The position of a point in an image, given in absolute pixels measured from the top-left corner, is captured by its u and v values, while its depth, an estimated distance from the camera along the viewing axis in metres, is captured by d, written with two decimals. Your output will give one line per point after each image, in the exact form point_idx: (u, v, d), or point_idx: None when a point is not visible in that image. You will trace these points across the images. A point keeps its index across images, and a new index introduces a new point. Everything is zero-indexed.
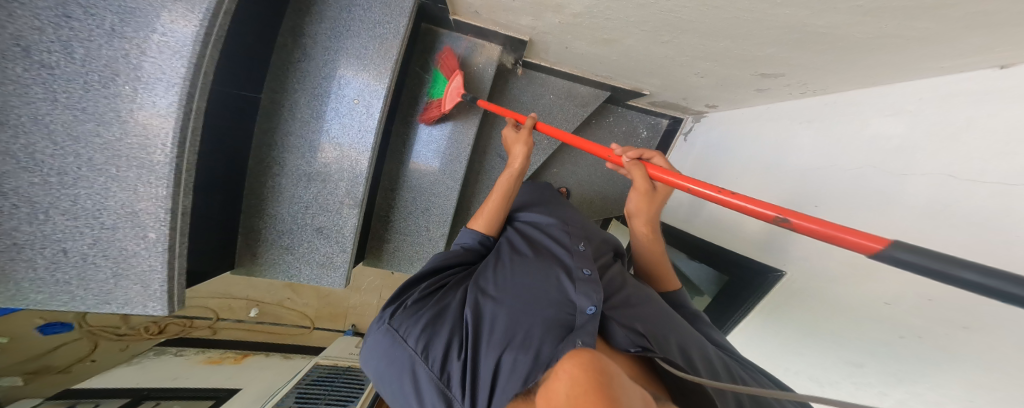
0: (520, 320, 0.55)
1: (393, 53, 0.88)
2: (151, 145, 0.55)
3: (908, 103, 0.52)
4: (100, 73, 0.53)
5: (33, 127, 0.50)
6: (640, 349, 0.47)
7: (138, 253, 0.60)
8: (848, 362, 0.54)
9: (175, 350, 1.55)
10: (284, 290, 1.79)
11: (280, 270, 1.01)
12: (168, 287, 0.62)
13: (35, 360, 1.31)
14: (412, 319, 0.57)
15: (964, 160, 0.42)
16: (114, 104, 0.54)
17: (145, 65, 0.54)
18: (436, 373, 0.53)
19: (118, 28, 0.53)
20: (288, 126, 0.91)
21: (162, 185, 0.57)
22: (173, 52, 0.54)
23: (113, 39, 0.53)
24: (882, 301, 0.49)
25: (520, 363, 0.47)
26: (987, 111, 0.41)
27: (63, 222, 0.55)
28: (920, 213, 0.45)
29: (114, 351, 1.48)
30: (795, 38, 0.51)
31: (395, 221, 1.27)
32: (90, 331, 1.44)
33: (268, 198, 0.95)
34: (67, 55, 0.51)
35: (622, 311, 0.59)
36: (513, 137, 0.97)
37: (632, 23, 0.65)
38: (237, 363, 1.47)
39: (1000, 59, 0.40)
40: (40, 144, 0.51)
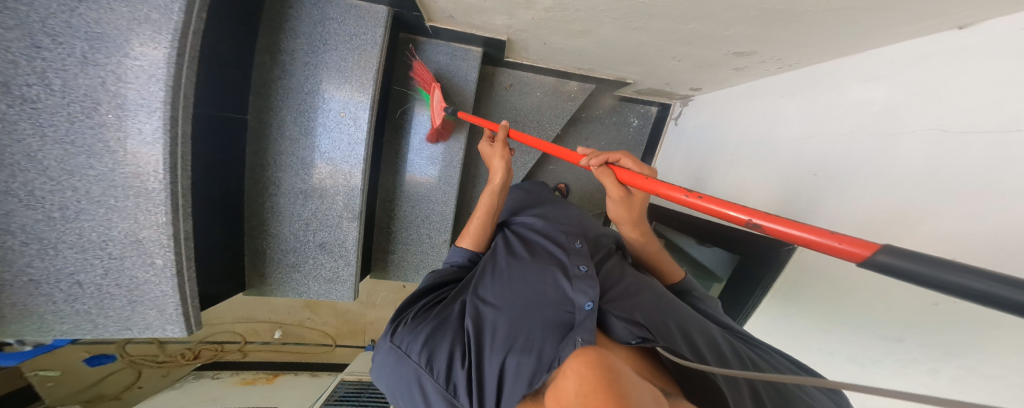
0: (520, 325, 0.56)
1: (373, 64, 0.90)
2: (144, 173, 0.58)
3: (881, 68, 0.52)
4: (81, 103, 0.54)
5: (26, 164, 0.52)
6: (640, 341, 0.47)
7: (149, 280, 0.63)
8: (885, 337, 0.49)
9: (213, 372, 1.54)
10: (303, 311, 1.83)
11: (290, 289, 1.04)
12: (183, 310, 0.67)
13: (88, 390, 1.42)
14: (413, 334, 0.59)
15: (954, 111, 0.40)
16: (100, 134, 0.56)
17: (127, 94, 0.55)
18: (441, 384, 0.53)
19: (90, 55, 0.53)
20: (278, 145, 0.93)
21: (161, 212, 0.60)
22: (149, 76, 0.55)
23: (87, 67, 0.53)
24: None
25: (523, 366, 0.48)
26: (980, 60, 0.39)
27: (71, 255, 0.59)
28: (921, 172, 0.43)
29: (157, 377, 1.54)
30: (755, 16, 0.51)
31: (396, 231, 1.29)
32: (131, 360, 1.52)
33: (269, 219, 0.97)
34: (46, 87, 0.52)
35: (621, 302, 0.58)
36: (489, 151, 0.88)
37: (602, 12, 0.64)
38: (270, 383, 1.48)
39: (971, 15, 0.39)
40: (37, 180, 0.54)
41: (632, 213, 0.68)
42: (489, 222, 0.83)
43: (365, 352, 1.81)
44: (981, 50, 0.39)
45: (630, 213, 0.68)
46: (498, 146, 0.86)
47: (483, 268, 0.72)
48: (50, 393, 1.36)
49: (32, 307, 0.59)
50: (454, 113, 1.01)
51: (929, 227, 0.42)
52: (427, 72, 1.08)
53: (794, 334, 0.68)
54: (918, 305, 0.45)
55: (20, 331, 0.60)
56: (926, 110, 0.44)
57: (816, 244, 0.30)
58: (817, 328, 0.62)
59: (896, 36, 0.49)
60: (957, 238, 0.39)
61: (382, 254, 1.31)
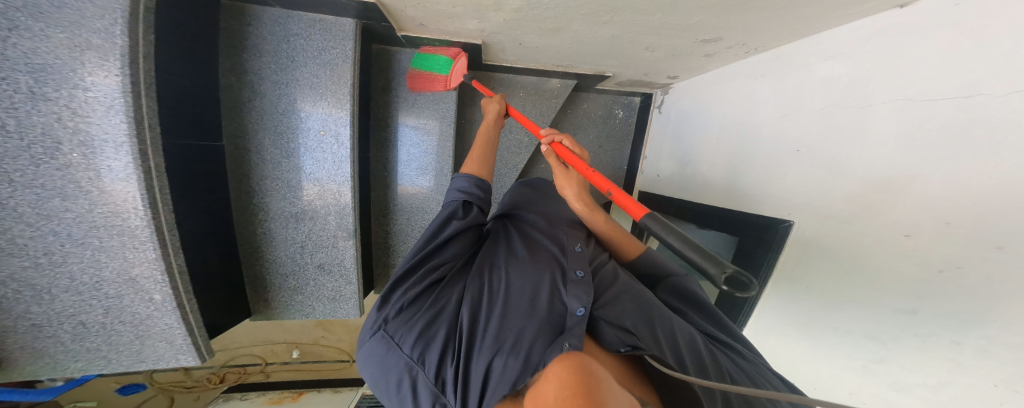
0: (512, 324, 0.56)
1: (348, 77, 0.89)
2: (123, 210, 0.57)
3: (840, 47, 0.54)
4: (41, 144, 0.51)
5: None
6: (630, 349, 0.49)
7: (151, 314, 0.65)
8: (896, 311, 0.47)
9: (240, 394, 1.54)
10: (316, 330, 1.83)
11: (294, 311, 1.05)
12: (191, 341, 0.69)
13: None
14: (406, 325, 0.59)
15: (927, 79, 0.41)
16: (70, 175, 0.54)
17: (88, 129, 0.52)
18: (430, 378, 0.55)
19: (37, 90, 0.49)
20: (260, 170, 0.93)
21: (149, 248, 0.60)
22: (106, 107, 0.52)
23: (37, 103, 0.50)
24: (903, 234, 0.44)
25: (509, 368, 0.49)
26: (947, 27, 0.40)
27: (68, 298, 0.59)
28: (900, 133, 0.44)
29: (188, 401, 1.55)
30: (713, 5, 0.51)
31: (394, 244, 1.29)
32: (161, 387, 1.55)
33: (263, 245, 0.98)
34: (1, 130, 0.48)
35: (614, 307, 0.59)
36: (489, 100, 1.01)
37: (570, 9, 0.64)
38: (296, 401, 1.48)
39: None
40: (16, 228, 0.52)
41: (572, 182, 0.83)
42: (488, 153, 0.90)
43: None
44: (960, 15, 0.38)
45: (570, 182, 0.83)
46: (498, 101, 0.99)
47: (482, 262, 0.71)
48: None
49: (39, 348, 0.60)
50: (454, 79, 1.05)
51: (915, 189, 0.42)
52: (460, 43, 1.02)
53: (797, 310, 0.68)
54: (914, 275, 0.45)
55: (35, 372, 0.62)
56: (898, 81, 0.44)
57: (628, 208, 0.56)
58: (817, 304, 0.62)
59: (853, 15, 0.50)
60: (952, 201, 0.38)
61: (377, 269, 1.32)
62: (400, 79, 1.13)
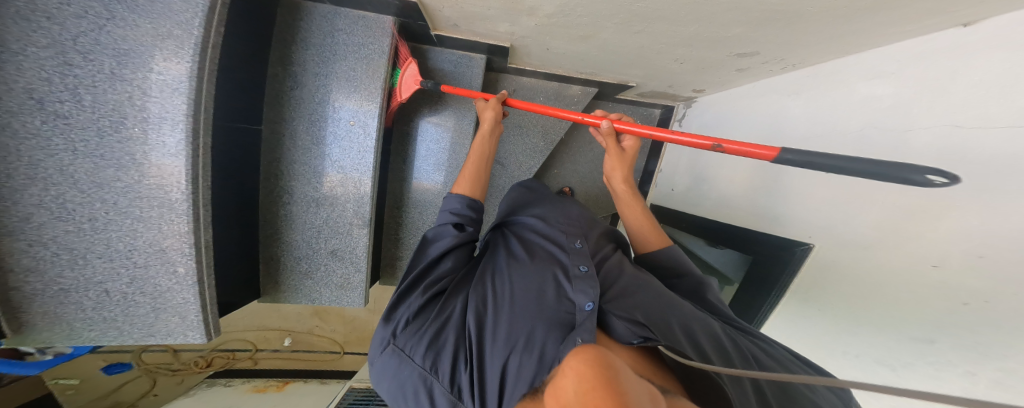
0: (521, 324, 0.56)
1: (381, 73, 0.93)
2: (167, 183, 0.61)
3: (888, 65, 0.52)
4: (109, 117, 0.57)
5: (59, 177, 0.56)
6: (642, 340, 0.49)
7: (171, 287, 0.66)
8: (915, 340, 0.47)
9: (225, 380, 1.58)
10: (312, 318, 1.87)
11: (302, 295, 1.06)
12: (202, 317, 0.69)
13: (108, 397, 1.45)
14: (414, 338, 0.58)
15: (977, 104, 0.38)
16: (127, 148, 0.59)
17: (151, 108, 0.58)
18: (446, 387, 0.55)
19: (118, 71, 0.57)
20: (291, 155, 0.96)
21: (183, 221, 0.62)
22: (172, 90, 0.58)
23: (114, 82, 0.57)
24: (928, 264, 0.45)
25: (525, 367, 0.50)
26: (977, 57, 0.40)
27: (100, 265, 0.62)
28: (941, 163, 0.41)
29: (172, 384, 1.55)
30: (756, 17, 0.51)
31: (404, 238, 1.31)
32: (147, 368, 1.54)
33: (282, 226, 1.00)
34: (77, 103, 0.55)
35: (620, 302, 0.60)
36: (484, 104, 0.94)
37: (603, 17, 0.66)
38: (281, 390, 1.50)
39: (964, 15, 0.40)
40: (68, 193, 0.57)
41: (624, 165, 0.83)
42: (482, 164, 0.87)
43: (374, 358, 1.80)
44: (996, 44, 0.38)
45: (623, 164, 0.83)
46: (495, 102, 0.92)
47: (481, 269, 0.72)
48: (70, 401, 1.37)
49: (60, 315, 0.62)
50: (435, 84, 0.99)
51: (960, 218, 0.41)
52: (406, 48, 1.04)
53: (814, 334, 0.67)
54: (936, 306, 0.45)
55: (48, 339, 0.63)
56: (947, 106, 0.42)
57: (749, 153, 0.54)
58: (837, 326, 0.61)
59: (894, 39, 0.50)
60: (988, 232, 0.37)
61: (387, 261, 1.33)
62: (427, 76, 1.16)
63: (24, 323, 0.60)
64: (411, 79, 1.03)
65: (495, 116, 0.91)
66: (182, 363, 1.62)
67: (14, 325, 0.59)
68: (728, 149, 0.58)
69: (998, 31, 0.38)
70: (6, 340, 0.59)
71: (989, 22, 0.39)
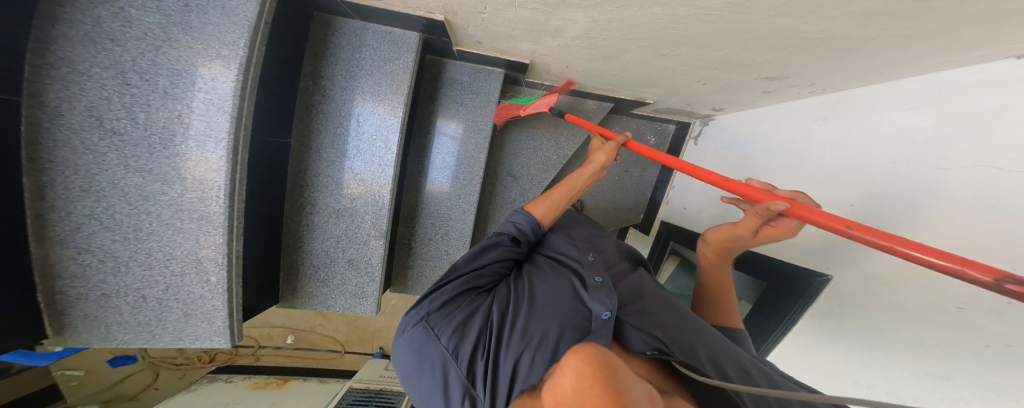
0: (540, 325, 0.57)
1: (405, 88, 0.95)
2: (207, 197, 0.65)
3: (927, 96, 0.50)
4: (158, 135, 0.63)
5: (110, 190, 0.62)
6: (655, 352, 0.49)
7: (203, 295, 0.70)
8: (929, 375, 0.47)
9: (226, 376, 1.57)
10: (315, 317, 1.87)
11: (318, 302, 1.07)
12: (229, 323, 0.72)
13: (109, 390, 1.49)
14: (445, 318, 0.59)
15: (1003, 148, 0.39)
16: (173, 163, 0.64)
17: (196, 125, 0.63)
18: (463, 371, 0.55)
19: (169, 90, 0.63)
20: (316, 167, 0.98)
21: (219, 233, 0.66)
22: (217, 108, 0.63)
23: (166, 102, 0.63)
24: (954, 306, 0.44)
25: (537, 363, 0.51)
26: (1018, 97, 0.39)
27: (141, 272, 0.67)
28: (973, 205, 0.41)
29: (172, 379, 1.59)
30: (791, 44, 0.51)
31: (417, 247, 1.32)
32: (151, 362, 1.59)
33: (304, 235, 1.02)
34: (132, 120, 0.61)
35: (637, 315, 0.60)
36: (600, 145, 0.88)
37: (630, 40, 0.67)
38: (281, 388, 1.49)
39: (1014, 51, 0.39)
40: (118, 205, 0.63)
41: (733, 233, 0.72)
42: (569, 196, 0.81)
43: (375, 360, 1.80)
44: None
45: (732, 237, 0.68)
46: (612, 145, 0.84)
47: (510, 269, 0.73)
48: (75, 392, 1.43)
49: (99, 318, 0.67)
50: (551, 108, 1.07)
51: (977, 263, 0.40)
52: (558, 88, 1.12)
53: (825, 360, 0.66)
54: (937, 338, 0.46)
55: (86, 340, 0.68)
56: (982, 142, 0.41)
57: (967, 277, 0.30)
58: (851, 356, 0.60)
59: (923, 68, 0.50)
60: None
61: (399, 271, 1.34)
62: (446, 89, 1.18)
63: (65, 324, 0.66)
64: (542, 107, 1.10)
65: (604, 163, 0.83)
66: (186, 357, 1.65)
67: (57, 326, 0.65)
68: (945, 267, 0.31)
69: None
70: (48, 342, 0.65)
71: None
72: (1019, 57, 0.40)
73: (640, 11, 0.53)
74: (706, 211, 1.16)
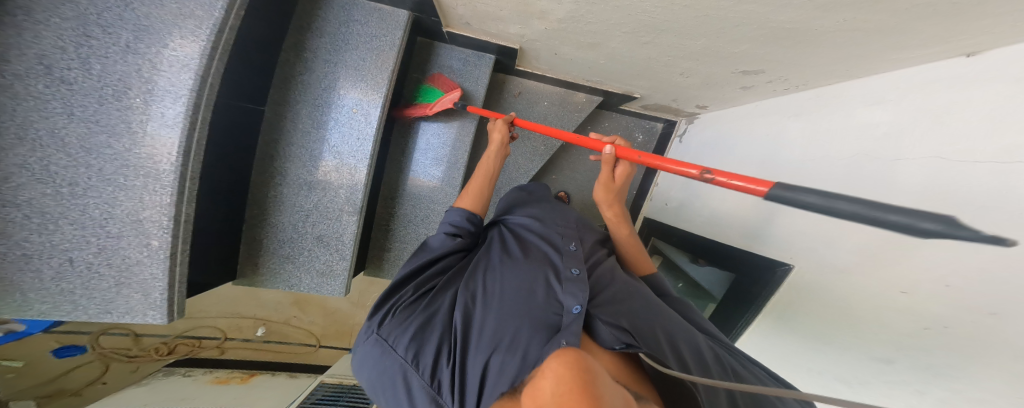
0: (508, 323, 0.54)
1: (390, 65, 0.92)
2: (158, 154, 0.60)
3: (886, 93, 0.52)
4: (113, 87, 0.58)
5: (48, 140, 0.55)
6: (624, 346, 0.47)
7: (141, 260, 0.63)
8: (873, 359, 0.48)
9: (185, 370, 1.44)
10: (291, 308, 1.78)
11: (280, 280, 1.02)
12: (168, 295, 0.65)
13: (51, 384, 1.31)
14: (400, 327, 0.56)
15: (952, 141, 0.40)
16: (126, 116, 0.59)
17: (158, 80, 0.59)
18: (426, 379, 0.52)
19: (132, 44, 0.59)
20: (290, 138, 0.95)
21: (167, 193, 0.61)
22: (182, 65, 0.59)
23: (127, 56, 0.58)
24: (898, 290, 0.45)
25: (507, 365, 0.46)
26: (965, 96, 0.40)
27: (70, 232, 0.59)
28: (915, 199, 0.43)
29: (125, 372, 1.45)
30: (763, 34, 0.52)
31: (395, 229, 1.27)
32: (103, 353, 1.44)
33: (270, 208, 0.97)
34: (85, 71, 0.56)
35: (608, 307, 0.58)
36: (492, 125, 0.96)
37: (613, 25, 0.67)
38: (244, 383, 1.40)
39: (964, 48, 0.41)
40: (54, 156, 0.56)
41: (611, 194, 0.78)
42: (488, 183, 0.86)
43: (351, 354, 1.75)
44: (984, 80, 0.39)
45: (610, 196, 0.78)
46: (502, 123, 0.93)
47: (474, 264, 0.70)
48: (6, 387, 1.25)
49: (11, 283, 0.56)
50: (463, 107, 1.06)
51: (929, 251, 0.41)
52: (448, 79, 1.14)
53: (784, 349, 0.68)
54: (877, 324, 0.48)
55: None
56: (933, 137, 0.43)
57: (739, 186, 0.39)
58: (810, 344, 0.61)
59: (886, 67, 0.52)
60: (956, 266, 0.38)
61: (374, 250, 1.29)
62: (434, 72, 1.17)
63: None
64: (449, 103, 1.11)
65: (501, 140, 0.92)
66: (141, 349, 1.52)
67: None
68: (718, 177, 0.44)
69: (979, 68, 0.40)
70: None
71: (983, 55, 0.40)
72: (968, 55, 0.42)
73: None
74: (686, 208, 1.17)
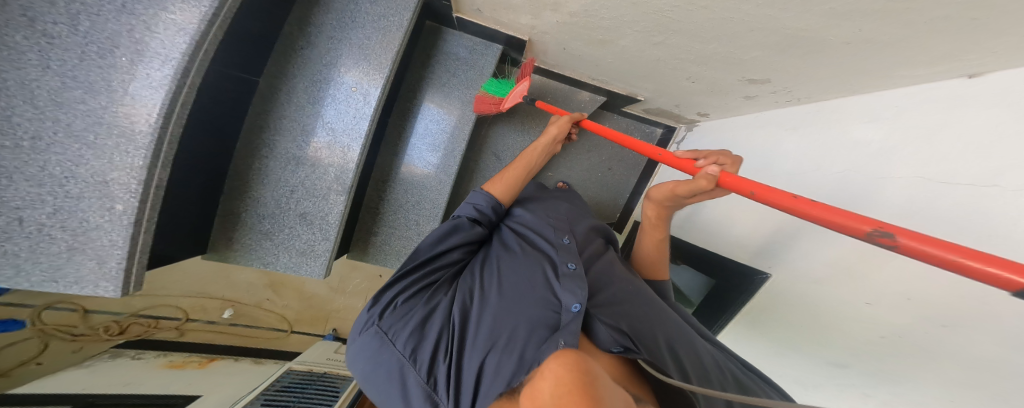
0: (506, 321, 0.53)
1: (395, 45, 0.89)
2: (136, 115, 0.55)
3: (883, 110, 0.54)
4: (99, 44, 0.53)
5: (12, 89, 0.49)
6: (622, 349, 0.46)
7: (101, 225, 0.57)
8: None
9: (134, 353, 1.35)
10: (264, 291, 1.70)
11: (256, 257, 0.96)
12: (127, 266, 0.59)
13: None
14: (401, 320, 0.55)
15: (937, 162, 0.42)
16: (107, 74, 0.54)
17: (150, 42, 0.54)
18: (423, 377, 0.51)
19: (129, 5, 0.53)
20: (283, 110, 0.90)
21: (140, 156, 0.56)
22: (179, 29, 0.55)
23: (121, 15, 0.53)
24: None
25: (503, 364, 0.45)
26: (961, 115, 0.42)
27: (20, 188, 0.52)
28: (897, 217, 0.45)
29: (66, 352, 1.29)
30: (775, 42, 0.52)
31: (384, 213, 1.23)
32: (43, 330, 1.26)
33: (253, 180, 0.92)
34: (71, 26, 0.51)
35: (607, 309, 0.57)
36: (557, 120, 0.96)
37: (626, 23, 0.67)
38: (202, 368, 1.31)
39: (967, 68, 0.42)
40: (18, 106, 0.50)
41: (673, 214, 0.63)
42: (524, 175, 0.85)
43: (324, 341, 1.70)
44: (977, 102, 0.41)
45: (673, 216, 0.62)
46: (564, 122, 0.94)
47: (475, 261, 0.71)
48: None
49: None
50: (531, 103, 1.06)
51: None
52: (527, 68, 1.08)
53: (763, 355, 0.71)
54: (871, 335, 0.49)
55: None
56: (930, 149, 0.44)
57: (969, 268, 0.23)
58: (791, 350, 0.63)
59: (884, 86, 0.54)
60: None
61: (361, 232, 1.25)
62: (440, 57, 1.14)
63: None
64: (521, 96, 1.09)
65: (556, 136, 0.92)
66: (88, 327, 1.36)
67: None
68: (902, 243, 0.27)
69: (978, 90, 0.41)
70: None
71: (987, 77, 0.41)
72: (971, 75, 0.43)
73: None
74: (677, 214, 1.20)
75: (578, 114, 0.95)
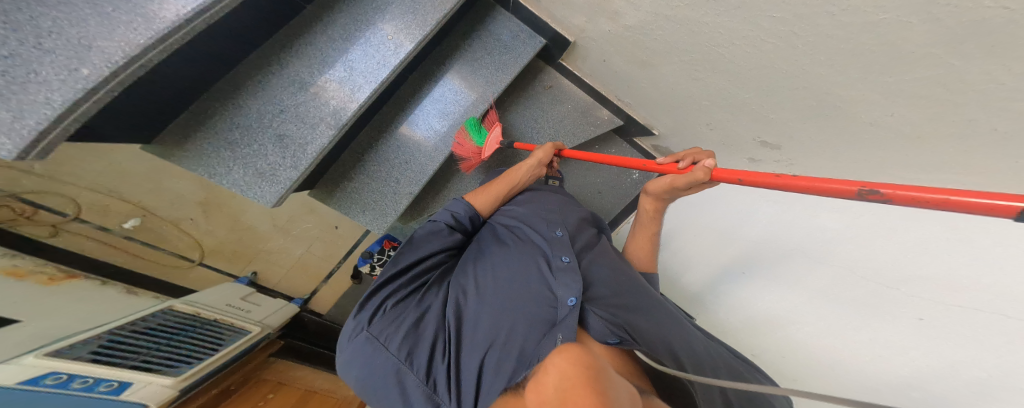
0: (503, 320, 0.54)
1: (446, 7, 0.92)
2: (168, 3, 0.51)
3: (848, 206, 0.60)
4: None
5: None
6: (619, 341, 0.46)
7: (47, 82, 0.44)
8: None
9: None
10: (192, 208, 1.38)
11: (200, 162, 0.76)
12: (47, 130, 0.43)
13: None
14: (392, 324, 0.55)
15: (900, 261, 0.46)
16: None
17: None
18: (421, 378, 0.51)
19: None
20: (310, 37, 0.87)
21: (148, 35, 0.48)
22: None
23: None
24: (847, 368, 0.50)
25: (505, 364, 0.47)
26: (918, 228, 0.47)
27: None
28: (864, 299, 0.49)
29: None
30: (806, 105, 0.57)
31: (367, 163, 1.11)
32: None
33: (244, 89, 0.81)
34: None
35: (601, 301, 0.58)
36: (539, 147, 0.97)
37: (677, 49, 0.70)
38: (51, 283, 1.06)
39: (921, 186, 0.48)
40: None
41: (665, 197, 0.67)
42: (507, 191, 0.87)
43: (234, 283, 1.48)
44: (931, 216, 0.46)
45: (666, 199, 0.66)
46: (549, 148, 0.93)
47: (467, 257, 0.73)
48: None
49: None
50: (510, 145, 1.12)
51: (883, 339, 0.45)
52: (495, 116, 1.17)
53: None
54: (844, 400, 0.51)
55: None
56: (902, 241, 0.48)
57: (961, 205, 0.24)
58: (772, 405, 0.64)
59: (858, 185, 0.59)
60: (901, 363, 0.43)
61: (333, 176, 1.09)
62: (483, 33, 1.13)
63: None
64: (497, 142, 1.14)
65: (541, 160, 0.90)
66: None
67: None
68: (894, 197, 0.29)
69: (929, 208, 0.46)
70: None
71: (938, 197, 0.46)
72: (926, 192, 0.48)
73: (707, 15, 0.58)
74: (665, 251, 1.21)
75: (559, 143, 0.97)
